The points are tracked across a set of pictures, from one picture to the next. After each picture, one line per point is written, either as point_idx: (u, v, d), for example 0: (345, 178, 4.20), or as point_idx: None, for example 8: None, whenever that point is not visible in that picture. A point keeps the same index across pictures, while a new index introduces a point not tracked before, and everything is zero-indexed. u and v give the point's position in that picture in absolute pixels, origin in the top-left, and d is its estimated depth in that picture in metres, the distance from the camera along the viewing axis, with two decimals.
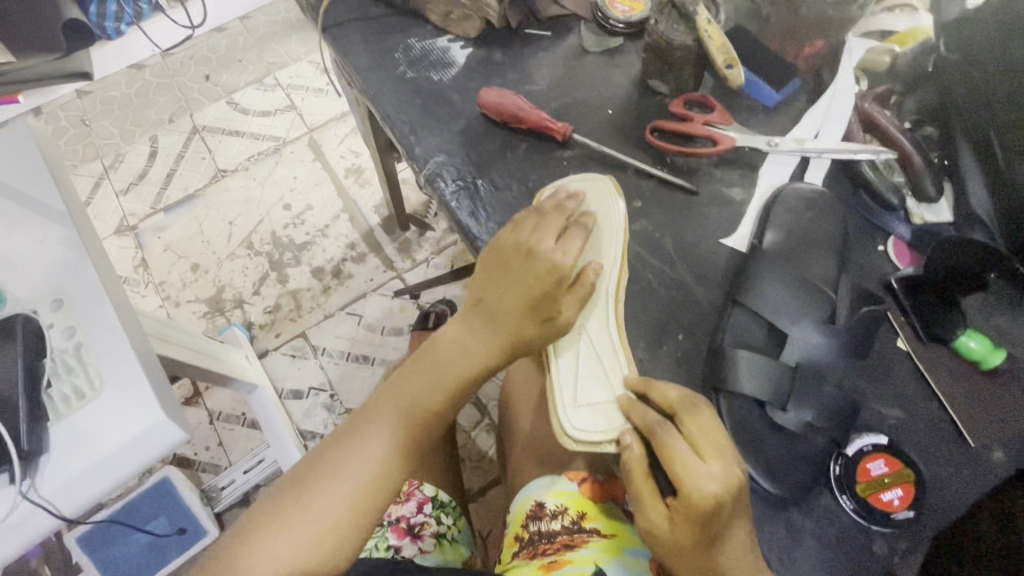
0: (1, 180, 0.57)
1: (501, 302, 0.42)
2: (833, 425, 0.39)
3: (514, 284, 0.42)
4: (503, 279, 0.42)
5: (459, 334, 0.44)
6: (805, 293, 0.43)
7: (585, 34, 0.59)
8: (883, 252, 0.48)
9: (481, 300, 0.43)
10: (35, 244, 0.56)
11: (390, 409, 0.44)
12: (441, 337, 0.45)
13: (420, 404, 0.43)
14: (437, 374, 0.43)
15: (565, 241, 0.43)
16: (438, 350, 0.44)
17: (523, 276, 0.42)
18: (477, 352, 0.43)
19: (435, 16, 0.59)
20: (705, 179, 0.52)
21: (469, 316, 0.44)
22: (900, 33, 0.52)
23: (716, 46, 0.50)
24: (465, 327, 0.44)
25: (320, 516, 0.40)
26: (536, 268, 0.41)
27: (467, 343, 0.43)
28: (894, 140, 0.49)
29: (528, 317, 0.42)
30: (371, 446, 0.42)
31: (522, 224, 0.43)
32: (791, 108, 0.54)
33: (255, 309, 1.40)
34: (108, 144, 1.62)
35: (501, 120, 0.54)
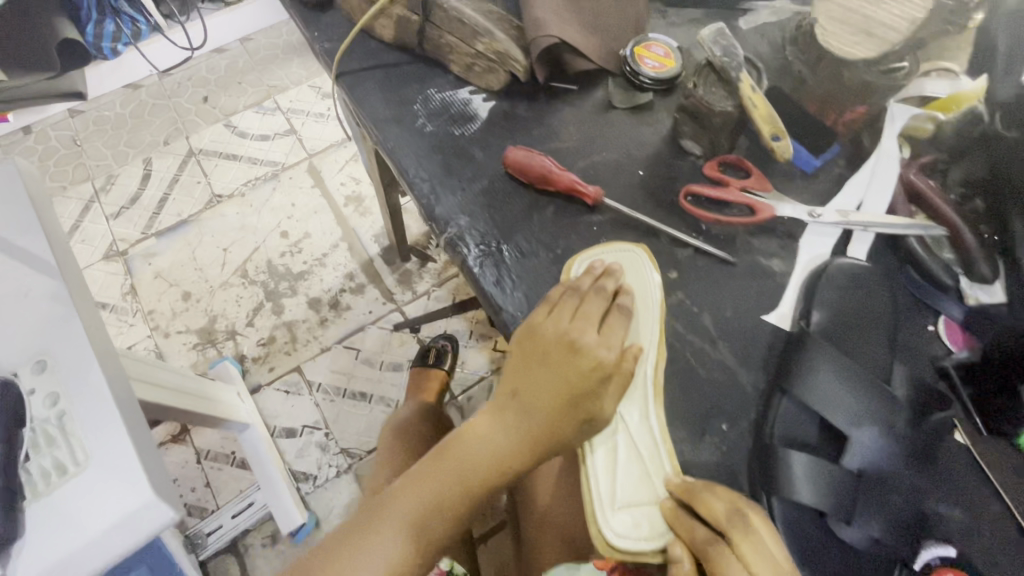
0: None
1: (539, 396, 0.41)
2: (899, 539, 0.38)
3: (553, 377, 0.41)
4: (542, 372, 0.42)
5: (489, 426, 0.43)
6: (863, 387, 0.40)
7: (613, 90, 0.56)
8: (933, 332, 0.45)
9: (517, 392, 0.43)
10: (18, 303, 0.54)
11: (404, 510, 0.40)
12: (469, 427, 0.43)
13: (441, 502, 0.40)
14: (463, 469, 0.41)
15: (608, 334, 0.42)
16: (464, 442, 0.42)
17: (565, 370, 0.41)
18: (509, 448, 0.41)
19: (457, 67, 0.56)
20: (742, 248, 0.49)
21: (500, 408, 0.43)
22: (942, 98, 0.50)
23: (761, 116, 0.50)
24: (495, 419, 0.43)
25: None
26: (581, 362, 0.41)
27: (498, 438, 0.42)
28: (943, 215, 0.47)
29: (566, 414, 0.41)
30: (384, 548, 0.39)
31: (561, 311, 0.43)
32: (831, 172, 0.51)
33: (248, 341, 1.35)
34: (100, 165, 1.57)
35: (526, 180, 0.51)
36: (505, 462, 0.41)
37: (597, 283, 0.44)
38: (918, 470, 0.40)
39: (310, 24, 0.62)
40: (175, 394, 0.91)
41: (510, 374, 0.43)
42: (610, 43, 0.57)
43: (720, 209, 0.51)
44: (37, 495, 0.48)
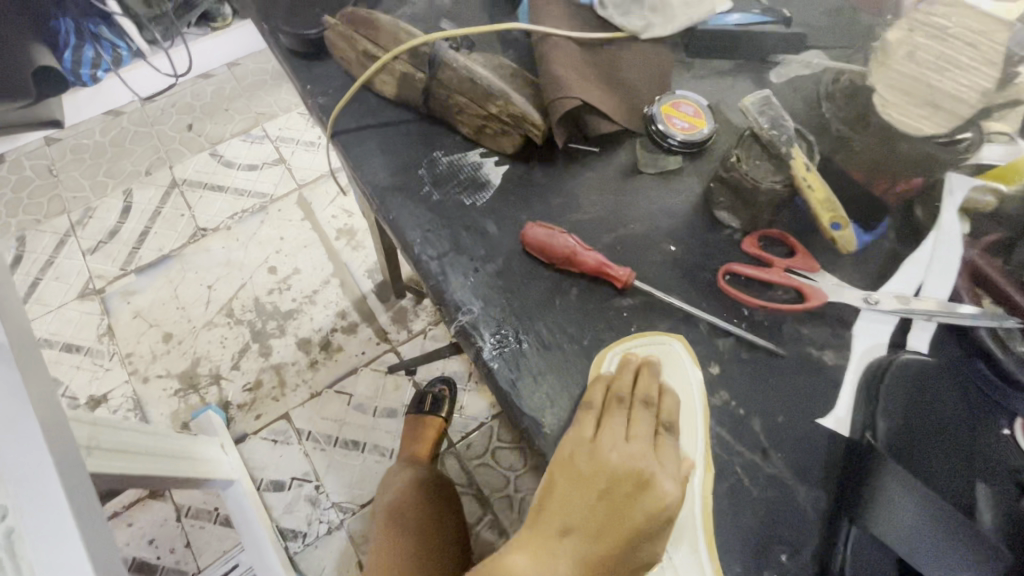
0: None
1: (594, 537, 0.36)
2: None
3: (607, 518, 0.36)
4: (598, 508, 0.36)
5: (532, 571, 0.35)
6: (951, 531, 0.34)
7: (638, 152, 0.51)
8: (1010, 436, 0.40)
9: (568, 529, 0.36)
10: None
11: None
12: (508, 565, 0.35)
13: None
14: None
15: (666, 462, 0.38)
16: None
17: (629, 508, 0.36)
18: None
19: (466, 128, 0.51)
20: (790, 336, 0.44)
21: (544, 547, 0.36)
22: (999, 166, 0.45)
23: (818, 202, 0.43)
24: (542, 561, 0.35)
25: None
26: (644, 505, 0.36)
27: None
28: (1015, 303, 0.42)
29: (618, 567, 0.35)
30: None
31: (612, 431, 0.39)
32: (883, 248, 0.46)
33: (233, 386, 1.27)
34: (77, 197, 1.50)
35: (547, 259, 0.45)
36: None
37: (645, 390, 0.40)
38: None
39: (303, 77, 0.56)
40: (155, 462, 0.83)
41: (556, 504, 0.37)
42: (633, 101, 0.52)
43: (763, 291, 0.45)
44: None
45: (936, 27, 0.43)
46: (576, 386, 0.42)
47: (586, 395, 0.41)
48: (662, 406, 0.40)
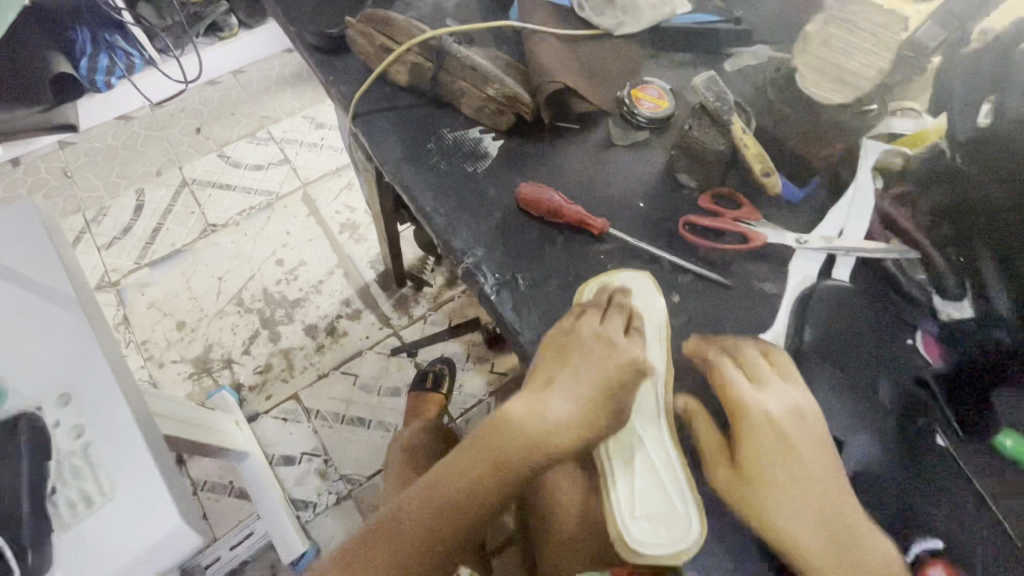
0: (12, 266, 0.60)
1: (577, 387, 0.45)
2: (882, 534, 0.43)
3: (585, 370, 0.46)
4: (578, 366, 0.46)
5: (527, 411, 0.44)
6: (852, 401, 0.47)
7: (612, 128, 0.61)
8: (912, 345, 0.50)
9: (555, 381, 0.46)
10: (41, 335, 0.57)
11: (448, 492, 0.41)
12: (509, 415, 0.44)
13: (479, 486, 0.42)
14: (501, 451, 0.42)
15: (632, 342, 0.48)
16: (503, 424, 0.43)
17: (603, 365, 0.46)
18: (545, 431, 0.43)
19: (468, 108, 0.60)
20: (738, 272, 0.53)
21: (536, 394, 0.45)
22: (909, 135, 0.55)
23: (752, 154, 0.55)
24: (538, 409, 0.44)
25: None
26: (613, 368, 0.46)
27: (536, 421, 0.43)
28: (918, 243, 0.51)
29: (597, 407, 0.44)
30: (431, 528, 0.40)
31: (589, 320, 0.48)
32: (813, 202, 0.56)
33: (244, 370, 1.35)
34: (91, 197, 1.57)
35: (537, 213, 0.55)
36: (546, 453, 0.43)
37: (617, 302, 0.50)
38: (904, 471, 0.45)
39: (326, 69, 0.65)
40: (174, 424, 0.89)
41: (546, 367, 0.47)
42: (608, 87, 0.62)
43: (716, 237, 0.55)
44: (63, 526, 0.50)
45: (846, 21, 0.57)
46: (562, 312, 0.52)
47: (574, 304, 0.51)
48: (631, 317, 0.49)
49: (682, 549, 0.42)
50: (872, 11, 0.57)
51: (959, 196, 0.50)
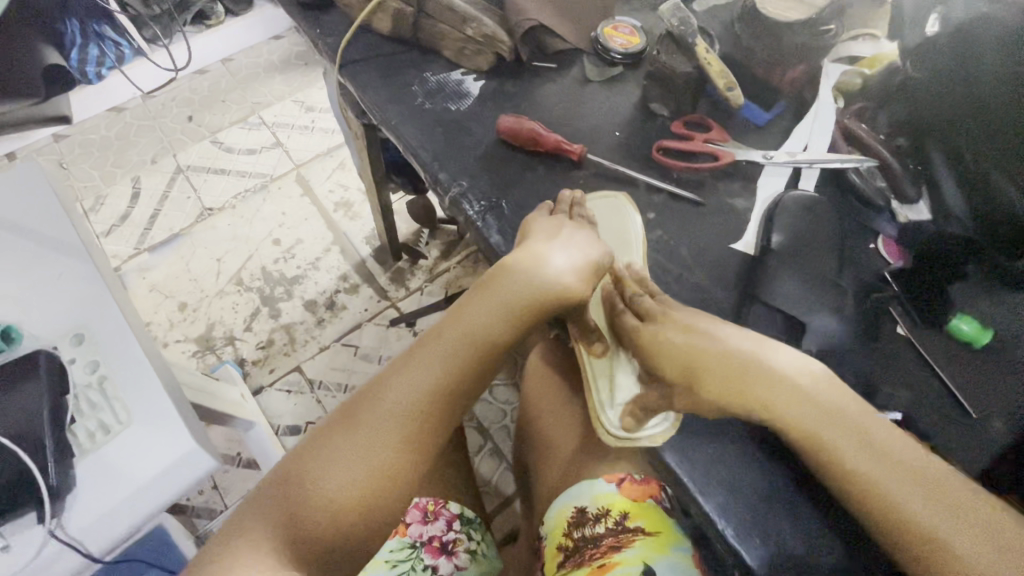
0: (23, 222, 0.63)
1: (572, 248, 0.50)
2: None
3: (570, 236, 0.51)
4: (570, 234, 0.51)
5: (526, 263, 0.49)
6: (818, 288, 0.49)
7: (587, 66, 0.64)
8: (874, 249, 0.53)
9: (555, 240, 0.50)
10: (53, 281, 0.60)
11: (459, 328, 0.48)
12: (510, 265, 0.49)
13: (486, 327, 0.48)
14: (505, 298, 0.48)
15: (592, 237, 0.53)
16: (507, 274, 0.49)
17: (588, 241, 0.51)
18: (546, 280, 0.48)
19: (449, 52, 0.64)
20: (710, 191, 0.57)
21: (535, 250, 0.50)
22: (867, 58, 0.59)
23: (715, 72, 0.57)
24: (535, 264, 0.49)
25: (395, 403, 0.46)
26: (593, 251, 0.51)
27: (537, 272, 0.49)
28: (872, 149, 0.55)
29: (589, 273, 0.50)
30: (441, 355, 0.47)
31: (562, 220, 0.52)
32: (779, 125, 0.60)
33: (247, 346, 1.37)
34: (87, 186, 1.58)
35: (517, 143, 0.58)
36: (544, 298, 0.48)
37: (582, 211, 0.54)
38: (866, 355, 0.48)
39: (312, 24, 0.68)
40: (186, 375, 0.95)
41: (538, 231, 0.51)
42: (582, 27, 0.65)
43: (688, 159, 0.58)
44: (83, 452, 0.53)
45: None
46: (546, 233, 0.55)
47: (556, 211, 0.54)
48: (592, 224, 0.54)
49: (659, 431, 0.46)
50: None
51: (913, 109, 0.53)
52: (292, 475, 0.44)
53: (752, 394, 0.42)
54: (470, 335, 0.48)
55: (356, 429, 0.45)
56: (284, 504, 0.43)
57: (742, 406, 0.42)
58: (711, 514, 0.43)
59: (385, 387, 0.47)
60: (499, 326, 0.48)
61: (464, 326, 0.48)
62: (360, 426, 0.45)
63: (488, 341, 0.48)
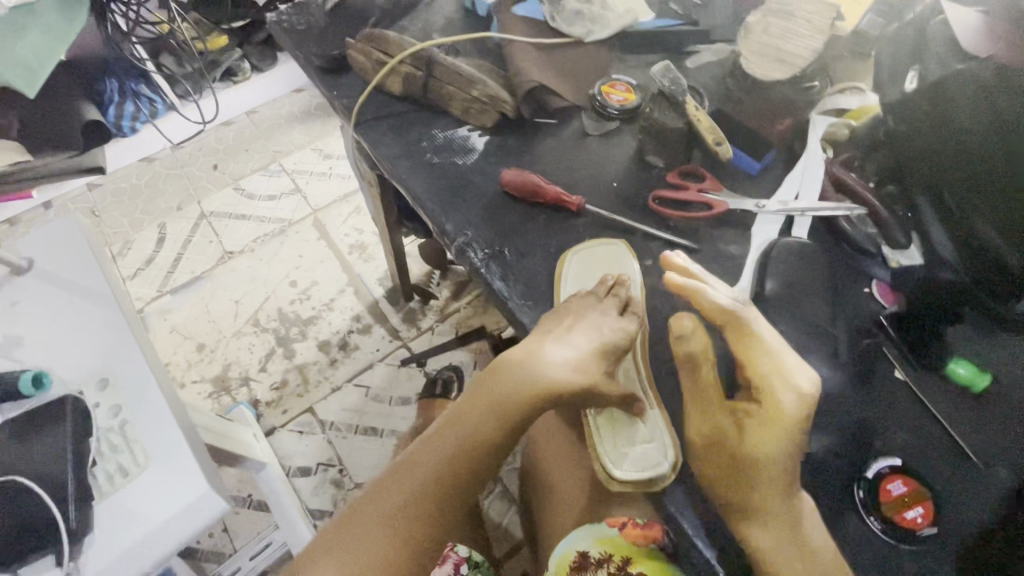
0: (59, 271, 0.67)
1: (576, 338, 0.51)
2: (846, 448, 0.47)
3: (576, 324, 0.52)
4: (575, 325, 0.52)
5: (525, 358, 0.51)
6: (807, 335, 0.51)
7: (586, 121, 0.67)
8: (869, 293, 0.55)
9: (554, 336, 0.52)
10: (83, 328, 0.64)
11: (456, 428, 0.50)
12: (511, 360, 0.52)
13: (478, 428, 0.50)
14: (500, 398, 0.50)
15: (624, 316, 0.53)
16: (504, 373, 0.51)
17: (606, 327, 0.51)
18: (542, 376, 0.50)
19: (456, 111, 0.68)
20: (704, 238, 0.59)
21: (533, 346, 0.52)
22: (854, 110, 0.62)
23: (705, 128, 0.61)
24: (532, 357, 0.51)
25: (391, 502, 0.49)
26: (605, 332, 0.51)
27: (533, 367, 0.50)
28: (864, 198, 0.56)
29: (600, 360, 0.50)
30: (434, 455, 0.50)
31: (584, 307, 0.53)
32: (770, 174, 0.63)
33: (261, 387, 1.40)
34: (117, 233, 1.66)
35: (520, 195, 0.61)
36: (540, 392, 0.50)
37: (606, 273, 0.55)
38: (862, 402, 0.49)
39: (330, 86, 0.73)
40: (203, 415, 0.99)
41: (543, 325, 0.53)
42: (581, 85, 0.69)
43: (683, 208, 0.61)
44: (101, 495, 0.55)
45: (785, 12, 0.63)
46: (548, 278, 0.58)
47: (560, 267, 0.58)
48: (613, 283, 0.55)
49: (658, 475, 0.46)
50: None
51: (895, 158, 0.56)
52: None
53: (731, 437, 0.44)
54: (481, 437, 0.50)
55: (371, 536, 0.48)
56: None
57: (755, 466, 0.43)
58: (711, 561, 0.44)
59: (395, 490, 0.49)
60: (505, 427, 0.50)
61: (459, 426, 0.50)
62: (358, 524, 0.48)
63: (492, 442, 0.50)
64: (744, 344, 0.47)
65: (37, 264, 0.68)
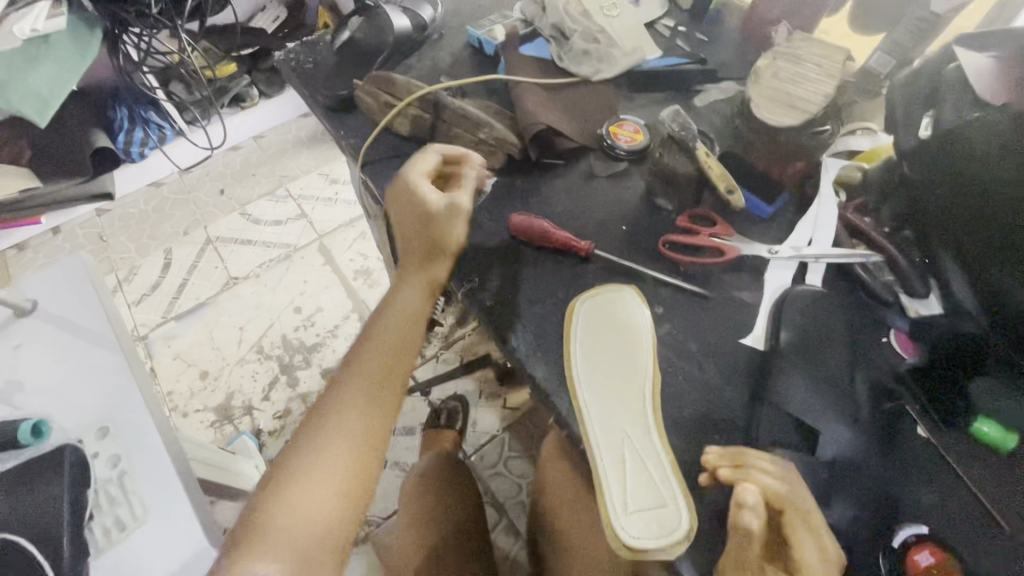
0: (63, 314, 0.67)
1: (402, 231, 0.59)
2: (869, 513, 0.45)
3: (401, 225, 0.60)
4: (401, 225, 0.60)
5: (399, 281, 0.59)
6: (828, 394, 0.49)
7: (594, 162, 0.67)
8: (887, 343, 0.53)
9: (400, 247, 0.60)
10: (86, 373, 0.63)
11: (379, 323, 0.57)
12: (394, 290, 0.59)
13: (403, 312, 0.57)
14: (399, 308, 0.58)
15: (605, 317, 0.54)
16: (394, 295, 0.58)
17: (403, 204, 0.59)
18: (410, 287, 0.58)
19: (463, 152, 0.67)
20: (716, 284, 0.58)
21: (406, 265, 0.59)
22: (865, 152, 0.61)
23: (716, 175, 0.60)
24: (399, 282, 0.59)
25: (343, 403, 0.52)
26: (411, 201, 0.59)
27: (406, 287, 0.58)
28: (878, 244, 0.56)
29: (415, 218, 0.58)
30: (365, 350, 0.55)
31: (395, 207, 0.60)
32: (783, 217, 0.62)
33: (264, 416, 1.39)
34: (124, 258, 1.66)
35: (528, 238, 0.60)
36: (415, 276, 0.58)
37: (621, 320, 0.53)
38: (884, 463, 0.47)
39: (338, 126, 0.73)
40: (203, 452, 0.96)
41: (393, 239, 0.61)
42: (589, 126, 0.68)
43: (694, 252, 0.60)
44: (100, 551, 0.54)
45: (793, 56, 0.63)
46: (557, 326, 0.56)
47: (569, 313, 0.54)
48: (621, 331, 0.53)
49: (674, 542, 0.44)
50: (817, 44, 0.63)
51: (914, 203, 0.55)
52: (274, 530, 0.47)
53: None
54: (387, 353, 0.55)
55: (306, 476, 0.49)
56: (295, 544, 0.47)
57: None
58: None
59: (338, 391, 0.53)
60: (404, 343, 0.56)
61: (383, 325, 0.57)
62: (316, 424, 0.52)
63: (399, 356, 0.55)
64: (790, 523, 0.41)
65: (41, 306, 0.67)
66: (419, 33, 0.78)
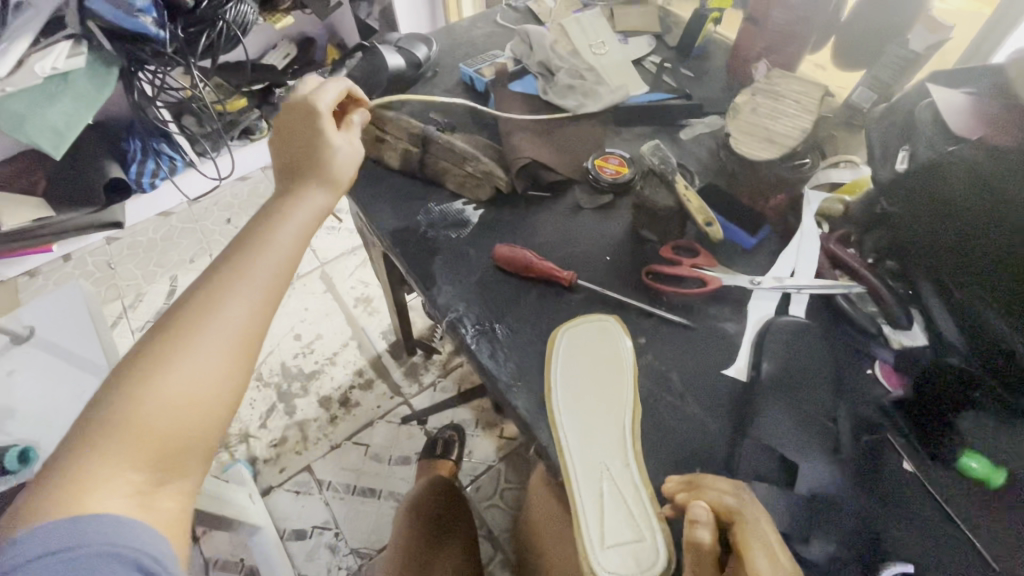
0: (89, 356, 0.85)
1: (293, 145, 0.53)
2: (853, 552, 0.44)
3: (299, 138, 0.53)
4: (299, 138, 0.53)
5: (289, 186, 0.52)
6: (807, 427, 0.48)
7: (579, 194, 0.68)
8: (872, 375, 0.52)
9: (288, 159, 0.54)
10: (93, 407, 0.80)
11: (264, 227, 0.48)
12: (283, 197, 0.51)
13: (293, 223, 0.49)
14: (285, 214, 0.49)
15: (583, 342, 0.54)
16: (290, 200, 0.50)
17: (304, 123, 0.54)
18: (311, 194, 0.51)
19: (451, 184, 0.69)
20: (700, 314, 0.58)
21: (298, 171, 0.52)
22: (847, 183, 0.62)
23: (695, 208, 0.61)
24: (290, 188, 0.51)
25: (221, 305, 0.42)
26: (317, 119, 0.54)
27: (307, 195, 0.51)
28: (862, 277, 0.56)
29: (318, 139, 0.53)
30: (249, 252, 0.45)
31: (292, 123, 0.54)
32: (766, 248, 0.62)
33: (260, 443, 1.32)
34: (130, 284, 1.69)
35: (512, 269, 0.61)
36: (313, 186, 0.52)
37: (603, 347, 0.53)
38: (867, 499, 0.46)
39: None
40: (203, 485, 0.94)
41: (285, 148, 0.54)
42: (575, 159, 0.70)
43: (677, 282, 0.60)
44: None
45: (770, 92, 0.65)
46: (539, 356, 0.56)
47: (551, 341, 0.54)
48: (602, 359, 0.53)
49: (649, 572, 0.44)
50: (792, 81, 0.65)
51: (893, 236, 0.55)
52: (116, 432, 0.36)
53: None
54: (273, 245, 0.46)
55: (167, 380, 0.38)
56: (151, 447, 0.37)
57: None
58: None
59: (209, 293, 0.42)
60: (292, 236, 0.48)
61: (273, 229, 0.47)
62: (177, 327, 0.40)
63: (285, 250, 0.47)
64: (743, 538, 0.41)
65: (70, 349, 0.85)
66: (413, 71, 0.81)
